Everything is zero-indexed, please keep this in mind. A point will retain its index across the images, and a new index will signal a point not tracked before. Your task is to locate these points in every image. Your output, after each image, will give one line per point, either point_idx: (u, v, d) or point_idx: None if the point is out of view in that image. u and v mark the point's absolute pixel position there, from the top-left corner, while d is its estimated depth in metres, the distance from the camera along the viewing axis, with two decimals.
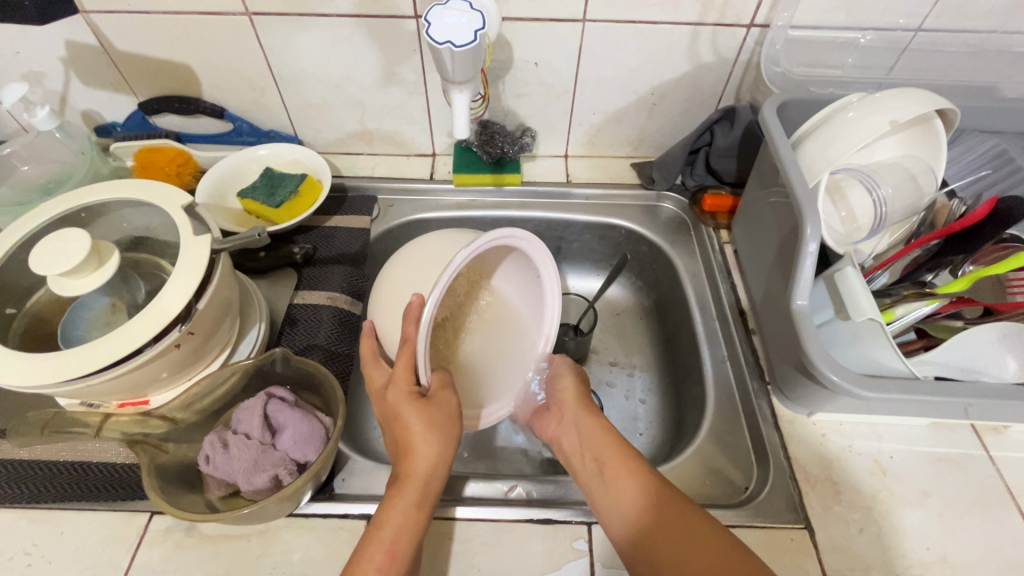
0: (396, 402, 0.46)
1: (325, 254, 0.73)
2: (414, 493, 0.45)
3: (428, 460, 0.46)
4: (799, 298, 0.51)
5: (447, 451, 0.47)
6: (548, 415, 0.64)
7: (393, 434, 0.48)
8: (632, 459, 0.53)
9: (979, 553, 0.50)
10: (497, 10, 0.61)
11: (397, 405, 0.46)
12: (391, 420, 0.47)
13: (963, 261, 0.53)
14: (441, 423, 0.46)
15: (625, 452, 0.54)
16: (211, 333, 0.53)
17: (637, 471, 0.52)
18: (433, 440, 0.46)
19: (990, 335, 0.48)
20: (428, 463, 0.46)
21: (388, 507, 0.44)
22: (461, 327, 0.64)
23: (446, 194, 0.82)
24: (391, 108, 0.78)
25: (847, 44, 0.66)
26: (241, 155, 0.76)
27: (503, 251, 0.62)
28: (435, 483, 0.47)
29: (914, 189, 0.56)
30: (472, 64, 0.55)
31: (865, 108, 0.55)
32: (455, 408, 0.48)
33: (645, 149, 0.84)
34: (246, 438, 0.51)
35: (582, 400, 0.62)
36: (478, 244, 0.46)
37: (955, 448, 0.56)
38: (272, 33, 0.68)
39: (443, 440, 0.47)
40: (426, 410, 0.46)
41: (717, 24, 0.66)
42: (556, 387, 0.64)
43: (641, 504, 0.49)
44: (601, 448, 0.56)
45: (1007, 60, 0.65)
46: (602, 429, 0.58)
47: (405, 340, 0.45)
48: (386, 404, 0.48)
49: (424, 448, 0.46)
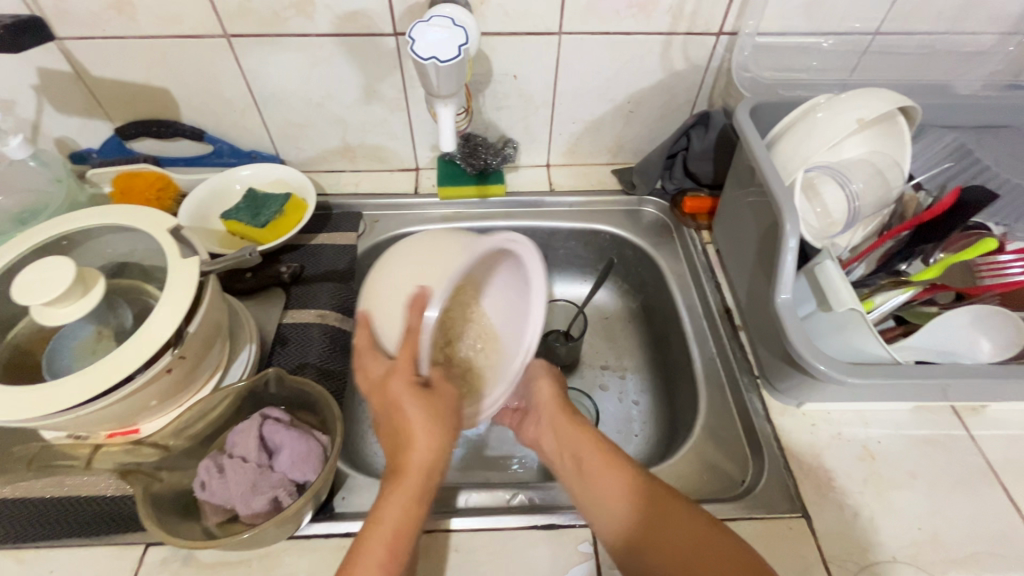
0: (398, 392, 0.45)
1: (312, 272, 0.73)
2: (412, 488, 0.45)
3: (427, 453, 0.46)
4: (782, 292, 0.52)
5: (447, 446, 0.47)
6: (528, 417, 0.65)
7: (388, 424, 0.48)
8: (608, 457, 0.54)
9: (967, 529, 0.52)
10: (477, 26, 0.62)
11: (397, 396, 0.45)
12: (388, 410, 0.47)
13: (933, 250, 0.55)
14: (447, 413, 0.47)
15: (604, 449, 0.55)
16: (202, 356, 0.52)
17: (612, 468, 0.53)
18: (432, 434, 0.46)
19: (963, 319, 0.50)
20: (424, 455, 0.46)
21: (385, 505, 0.44)
22: (453, 336, 0.62)
23: (431, 207, 0.82)
24: (373, 124, 0.78)
25: (810, 48, 0.69)
26: (222, 176, 0.75)
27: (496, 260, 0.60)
28: (433, 476, 0.47)
29: (883, 182, 0.58)
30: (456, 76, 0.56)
31: (833, 109, 0.58)
32: (453, 400, 0.48)
33: (624, 155, 0.85)
34: (242, 461, 0.50)
35: (559, 400, 0.62)
36: (480, 247, 0.46)
37: (937, 429, 0.58)
38: (250, 54, 0.68)
39: (446, 431, 0.47)
40: (428, 401, 0.46)
41: (687, 32, 0.68)
42: (534, 390, 0.64)
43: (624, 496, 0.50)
44: (581, 447, 0.56)
45: (956, 59, 0.70)
46: (580, 429, 0.58)
47: (410, 332, 0.43)
48: (384, 394, 0.46)
49: (421, 442, 0.46)
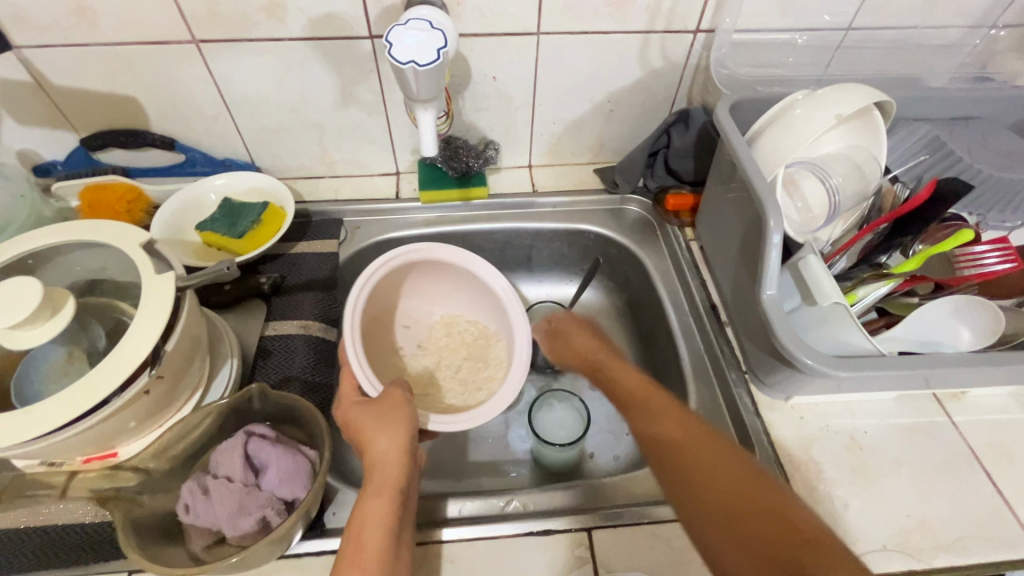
0: (345, 411, 0.53)
1: (293, 281, 0.71)
2: (374, 479, 0.47)
3: (385, 445, 0.48)
4: (768, 289, 0.53)
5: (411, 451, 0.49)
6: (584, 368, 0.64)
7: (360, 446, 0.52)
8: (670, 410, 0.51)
9: (953, 513, 0.53)
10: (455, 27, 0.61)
11: (347, 414, 0.52)
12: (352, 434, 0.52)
13: (911, 243, 0.57)
14: (406, 418, 0.50)
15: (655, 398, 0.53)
16: (181, 374, 0.51)
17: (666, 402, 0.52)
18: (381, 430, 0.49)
19: (944, 308, 0.52)
20: (383, 450, 0.48)
21: (365, 514, 0.44)
22: (472, 357, 0.67)
23: (413, 211, 0.81)
24: (351, 129, 0.77)
25: (785, 45, 0.70)
26: (195, 187, 0.73)
27: (453, 279, 0.67)
28: (396, 469, 0.47)
29: (859, 177, 0.59)
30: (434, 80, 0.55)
31: (810, 106, 0.58)
32: (402, 395, 0.52)
33: (606, 154, 0.85)
34: (228, 481, 0.49)
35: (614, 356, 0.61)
36: (373, 271, 0.60)
37: (920, 417, 0.59)
38: (221, 59, 0.66)
39: (405, 435, 0.49)
40: (373, 406, 0.51)
41: (665, 30, 0.68)
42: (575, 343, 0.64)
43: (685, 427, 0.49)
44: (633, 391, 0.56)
45: (925, 53, 0.71)
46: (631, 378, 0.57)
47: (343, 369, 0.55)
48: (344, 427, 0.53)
49: (373, 439, 0.49)
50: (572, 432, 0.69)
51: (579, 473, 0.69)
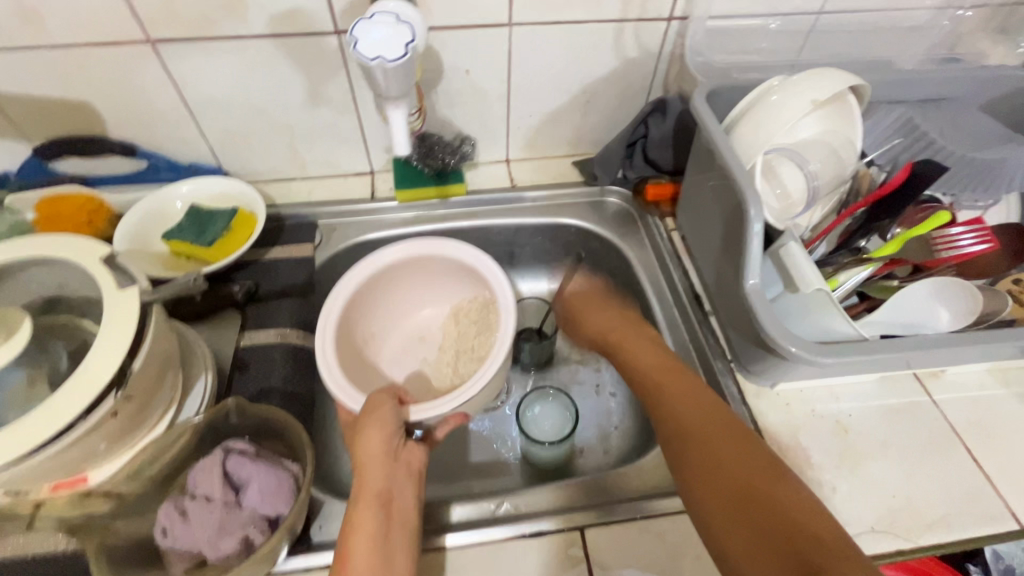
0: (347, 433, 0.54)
1: (268, 289, 0.69)
2: (365, 503, 0.47)
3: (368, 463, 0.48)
4: (751, 277, 0.52)
5: (393, 453, 0.50)
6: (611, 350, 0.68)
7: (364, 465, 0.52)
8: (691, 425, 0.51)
9: (936, 491, 0.54)
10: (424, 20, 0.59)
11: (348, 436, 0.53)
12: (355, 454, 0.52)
13: (889, 226, 0.57)
14: (387, 417, 0.51)
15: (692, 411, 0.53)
16: (153, 392, 0.49)
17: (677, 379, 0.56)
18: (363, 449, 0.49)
19: (925, 290, 0.53)
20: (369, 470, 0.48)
21: (351, 519, 0.46)
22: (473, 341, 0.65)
23: (390, 211, 0.79)
24: (321, 129, 0.74)
25: (759, 30, 0.70)
26: (159, 194, 0.70)
27: (421, 274, 0.67)
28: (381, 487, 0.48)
29: (836, 162, 0.59)
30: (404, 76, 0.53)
31: (787, 91, 0.58)
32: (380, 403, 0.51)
33: (584, 146, 0.84)
34: (207, 501, 0.47)
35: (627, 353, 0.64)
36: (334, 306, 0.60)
37: (902, 397, 0.60)
38: (179, 60, 0.63)
39: (384, 436, 0.49)
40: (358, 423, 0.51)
41: (638, 19, 0.67)
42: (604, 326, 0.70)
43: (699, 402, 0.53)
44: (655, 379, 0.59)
45: (896, 35, 0.71)
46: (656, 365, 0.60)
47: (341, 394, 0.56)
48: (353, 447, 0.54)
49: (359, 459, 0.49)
50: (560, 432, 0.68)
51: (569, 469, 0.69)
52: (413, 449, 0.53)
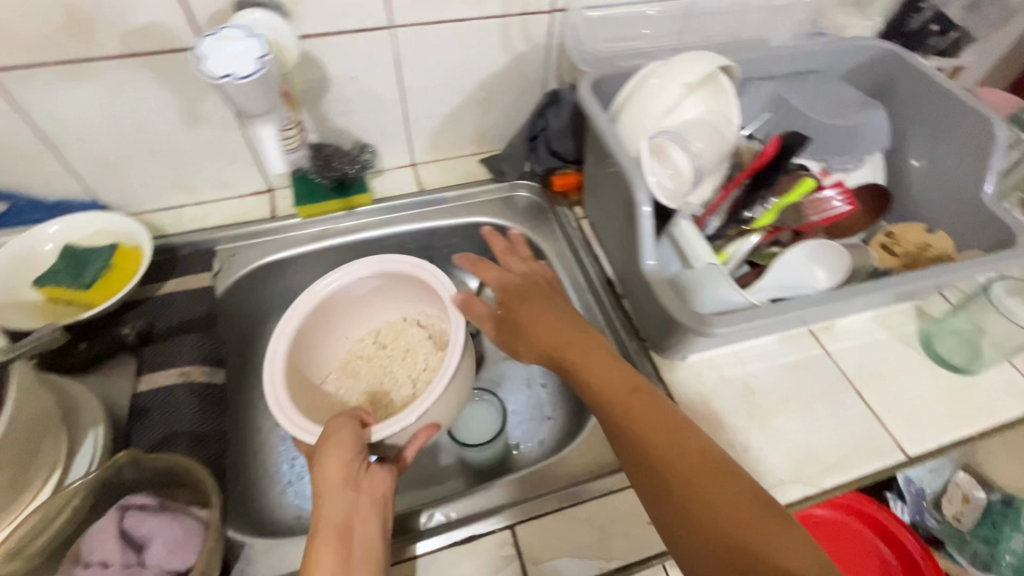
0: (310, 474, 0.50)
1: (164, 326, 0.64)
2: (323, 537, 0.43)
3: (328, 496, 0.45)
4: (647, 260, 0.55)
5: (350, 479, 0.46)
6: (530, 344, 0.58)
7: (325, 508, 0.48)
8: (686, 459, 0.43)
9: (831, 437, 0.58)
10: (290, 29, 0.59)
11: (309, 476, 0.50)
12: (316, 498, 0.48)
13: (766, 196, 0.61)
14: (345, 439, 0.48)
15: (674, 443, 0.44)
16: (30, 456, 0.45)
17: (592, 364, 0.51)
18: (320, 483, 0.46)
19: (800, 254, 0.57)
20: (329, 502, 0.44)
21: (309, 556, 0.42)
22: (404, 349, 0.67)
23: (294, 229, 0.75)
24: (207, 150, 0.70)
25: (639, 17, 0.72)
26: (23, 236, 0.63)
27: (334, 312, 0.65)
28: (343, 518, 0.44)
29: (719, 141, 0.60)
30: (260, 90, 0.54)
31: (664, 75, 0.61)
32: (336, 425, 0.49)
33: (489, 142, 0.84)
34: (104, 568, 0.44)
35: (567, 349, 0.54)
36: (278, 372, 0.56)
37: (800, 353, 0.64)
38: (27, 89, 0.58)
39: (341, 461, 0.46)
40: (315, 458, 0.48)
41: (522, 13, 0.68)
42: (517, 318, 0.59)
43: (611, 384, 0.49)
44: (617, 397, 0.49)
45: (766, 13, 0.75)
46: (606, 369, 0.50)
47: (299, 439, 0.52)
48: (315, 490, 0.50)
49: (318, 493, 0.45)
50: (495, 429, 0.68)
51: (507, 466, 0.69)
52: (376, 472, 0.48)
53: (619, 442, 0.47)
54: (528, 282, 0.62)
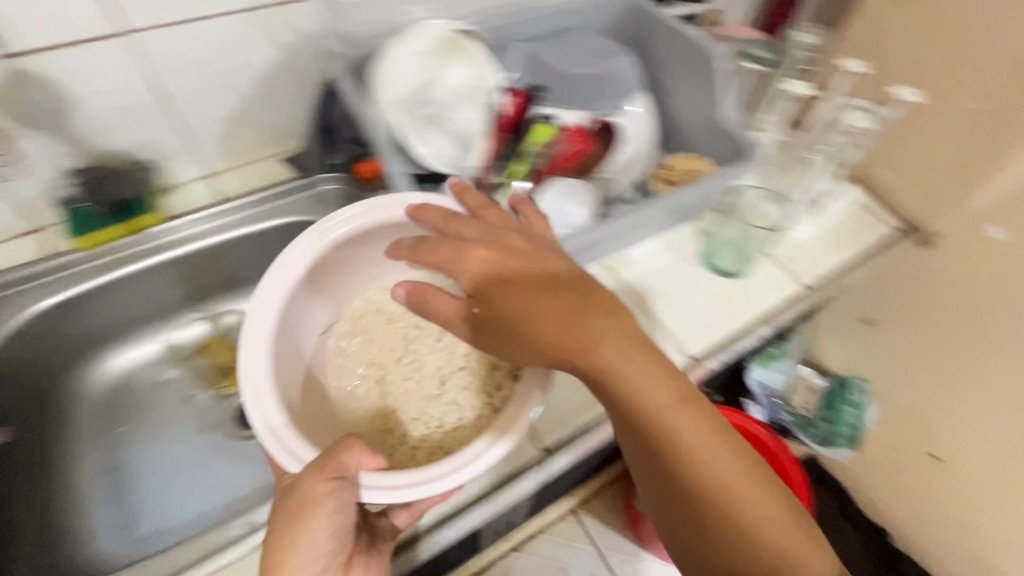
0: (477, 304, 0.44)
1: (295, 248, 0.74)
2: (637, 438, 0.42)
3: (605, 366, 0.41)
4: None
5: (617, 401, 0.41)
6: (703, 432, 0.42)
7: (563, 323, 0.41)
8: (762, 503, 0.42)
9: None
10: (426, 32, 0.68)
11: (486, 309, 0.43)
12: (507, 310, 0.42)
13: None
14: (643, 367, 0.41)
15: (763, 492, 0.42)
16: None
17: (714, 454, 0.41)
18: (569, 333, 0.41)
19: None
20: (610, 388, 0.41)
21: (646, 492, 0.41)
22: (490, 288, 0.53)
23: None
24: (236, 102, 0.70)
25: None
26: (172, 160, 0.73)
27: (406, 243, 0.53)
28: (642, 427, 0.41)
29: None
30: (398, 96, 0.65)
31: None
32: (606, 340, 0.41)
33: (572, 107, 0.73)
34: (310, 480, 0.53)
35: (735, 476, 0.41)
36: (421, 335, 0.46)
37: None
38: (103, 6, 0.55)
39: (635, 375, 0.41)
40: (552, 311, 0.41)
41: None
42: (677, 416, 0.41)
43: (730, 476, 0.41)
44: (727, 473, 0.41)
45: None
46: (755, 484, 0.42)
47: (455, 265, 0.45)
48: (486, 306, 0.43)
49: (582, 341, 0.41)
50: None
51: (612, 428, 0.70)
52: (659, 379, 0.41)
53: (656, 459, 0.42)
54: (647, 362, 0.42)
